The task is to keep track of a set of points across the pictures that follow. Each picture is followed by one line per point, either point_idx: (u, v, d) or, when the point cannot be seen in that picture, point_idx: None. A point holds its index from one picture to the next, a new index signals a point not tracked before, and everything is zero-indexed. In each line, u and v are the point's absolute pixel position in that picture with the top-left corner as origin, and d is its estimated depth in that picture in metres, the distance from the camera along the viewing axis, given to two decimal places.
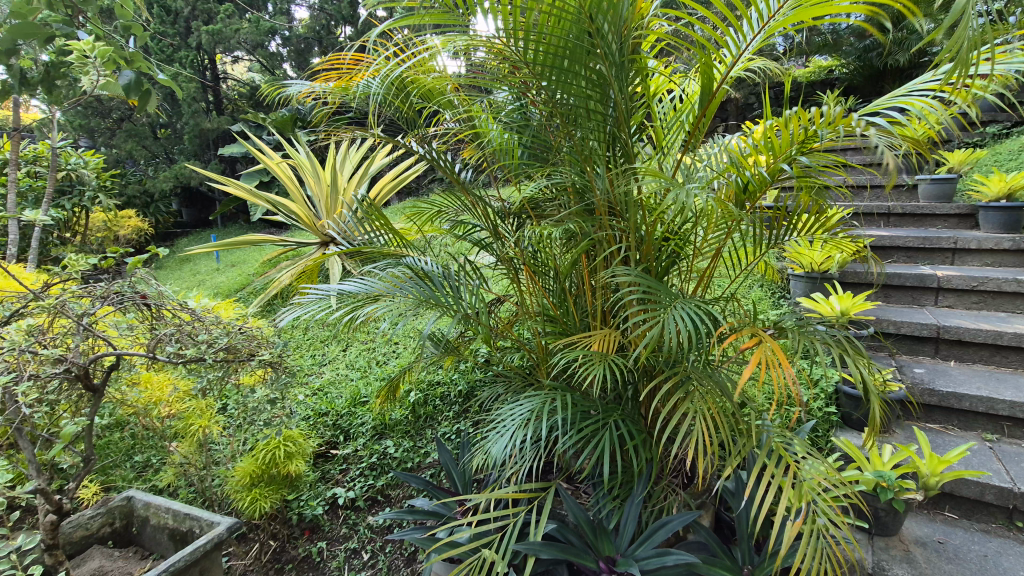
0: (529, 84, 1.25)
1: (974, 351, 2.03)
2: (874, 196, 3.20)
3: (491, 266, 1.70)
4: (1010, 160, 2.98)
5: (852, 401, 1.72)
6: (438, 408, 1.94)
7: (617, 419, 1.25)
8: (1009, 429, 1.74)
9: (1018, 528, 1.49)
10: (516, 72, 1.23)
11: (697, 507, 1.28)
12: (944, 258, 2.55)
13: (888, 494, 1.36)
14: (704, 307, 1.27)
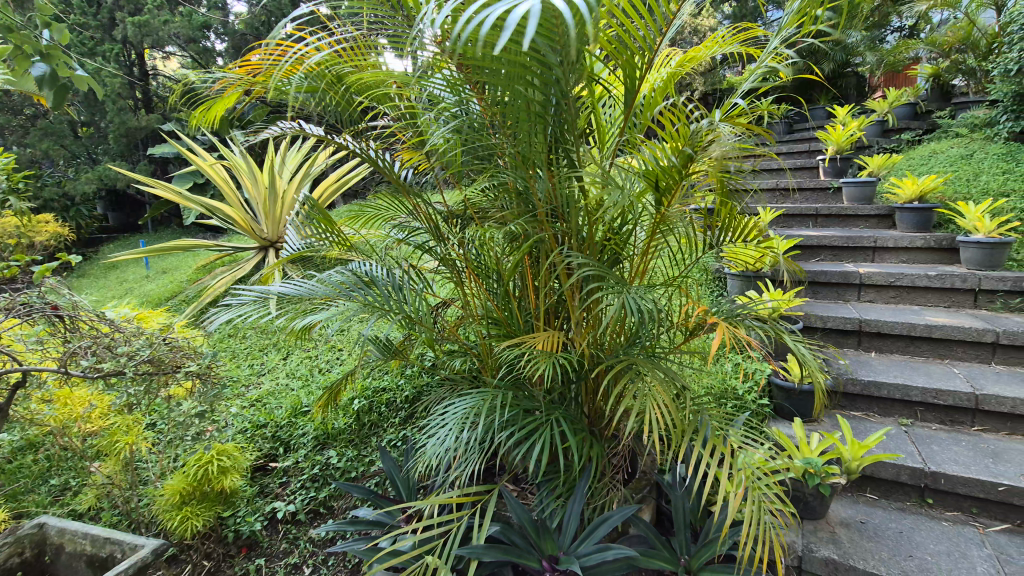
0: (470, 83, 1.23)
1: (892, 342, 2.19)
2: (804, 199, 3.40)
3: (435, 270, 1.68)
4: (921, 167, 3.32)
5: (783, 392, 1.82)
6: (384, 415, 1.91)
7: (560, 418, 1.26)
8: (921, 414, 1.88)
9: (929, 504, 1.61)
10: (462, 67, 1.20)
11: (637, 501, 1.32)
12: (866, 256, 2.73)
13: (815, 480, 1.45)
14: (644, 304, 1.30)
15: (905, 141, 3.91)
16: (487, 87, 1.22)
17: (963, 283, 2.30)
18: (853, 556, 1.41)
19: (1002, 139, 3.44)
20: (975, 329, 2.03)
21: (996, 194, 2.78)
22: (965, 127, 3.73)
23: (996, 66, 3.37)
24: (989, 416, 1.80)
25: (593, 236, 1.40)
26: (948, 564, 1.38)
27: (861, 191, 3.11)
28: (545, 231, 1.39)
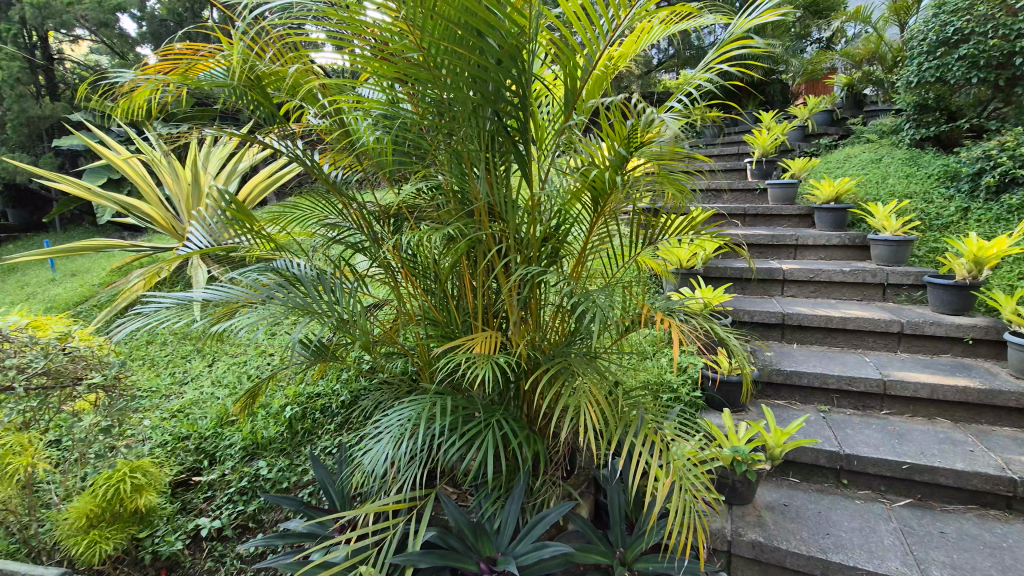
0: (403, 81, 1.20)
1: (812, 333, 2.34)
2: (733, 199, 3.57)
3: (370, 271, 1.64)
4: (837, 170, 3.58)
5: (714, 384, 1.90)
6: (319, 421, 1.84)
7: (500, 419, 1.25)
8: (837, 400, 2.02)
9: (844, 485, 1.73)
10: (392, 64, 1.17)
11: (575, 497, 1.33)
12: (788, 254, 2.91)
13: (742, 467, 1.53)
14: (581, 301, 1.31)
15: (823, 146, 4.23)
16: (418, 86, 1.20)
17: (873, 277, 2.49)
18: (778, 538, 1.49)
19: (905, 145, 3.76)
20: (884, 321, 2.20)
21: (901, 196, 3.03)
22: (875, 134, 4.05)
23: (900, 78, 3.67)
24: (895, 400, 1.95)
25: (531, 236, 1.40)
26: (860, 539, 1.48)
27: (784, 192, 3.30)
28: (483, 230, 1.38)
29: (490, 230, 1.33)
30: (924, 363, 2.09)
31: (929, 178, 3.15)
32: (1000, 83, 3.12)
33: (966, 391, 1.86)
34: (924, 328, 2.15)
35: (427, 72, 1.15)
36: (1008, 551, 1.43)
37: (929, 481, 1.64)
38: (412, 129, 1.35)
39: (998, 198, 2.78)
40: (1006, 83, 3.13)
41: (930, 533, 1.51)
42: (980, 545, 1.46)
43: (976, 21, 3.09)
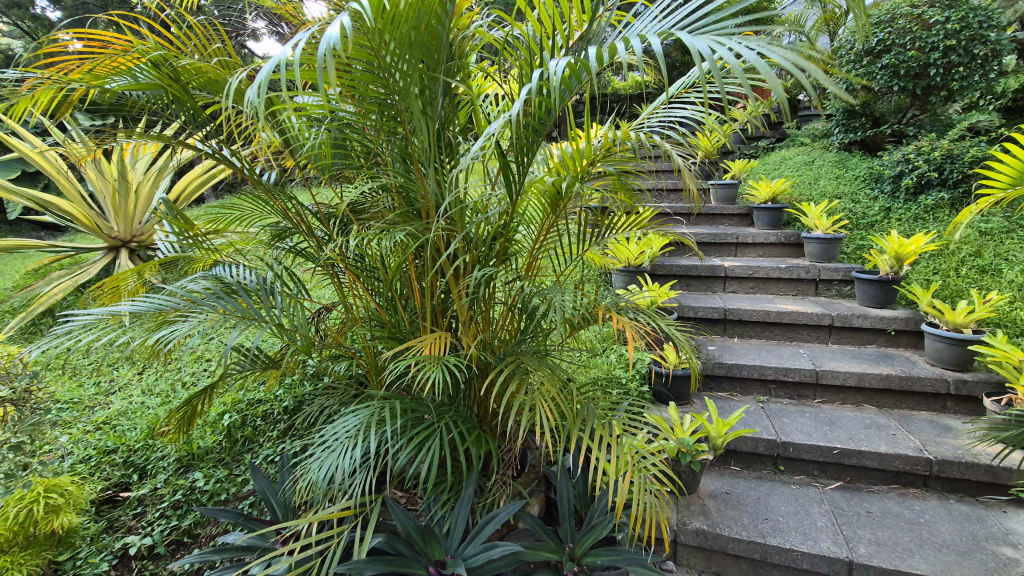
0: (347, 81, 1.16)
1: (751, 328, 2.44)
2: (678, 199, 3.69)
3: (314, 272, 1.58)
4: (773, 171, 3.77)
5: (660, 378, 1.95)
6: (259, 428, 1.77)
7: (450, 420, 1.23)
8: (774, 391, 2.12)
9: (781, 471, 1.82)
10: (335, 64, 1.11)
11: (526, 496, 1.34)
12: (729, 251, 3.03)
13: (687, 458, 1.59)
14: (533, 298, 1.32)
15: (762, 148, 4.45)
16: (365, 85, 1.17)
17: (806, 274, 2.63)
18: (720, 525, 1.55)
19: (835, 148, 4.00)
20: (816, 314, 2.33)
21: (831, 196, 3.22)
22: (808, 137, 4.29)
23: (830, 85, 3.89)
24: (828, 389, 2.07)
25: (480, 237, 1.39)
26: (795, 522, 1.57)
27: (725, 192, 3.44)
28: (431, 231, 1.35)
29: (439, 230, 1.31)
30: (853, 353, 2.22)
31: (856, 179, 3.36)
32: (917, 91, 3.37)
33: (889, 379, 2.00)
34: (852, 321, 2.30)
35: (376, 69, 1.12)
36: (925, 526, 1.55)
37: (857, 464, 1.75)
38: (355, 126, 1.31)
39: (915, 199, 3.00)
40: (922, 92, 3.38)
41: (857, 513, 1.61)
42: (901, 521, 1.57)
43: (896, 34, 3.31)
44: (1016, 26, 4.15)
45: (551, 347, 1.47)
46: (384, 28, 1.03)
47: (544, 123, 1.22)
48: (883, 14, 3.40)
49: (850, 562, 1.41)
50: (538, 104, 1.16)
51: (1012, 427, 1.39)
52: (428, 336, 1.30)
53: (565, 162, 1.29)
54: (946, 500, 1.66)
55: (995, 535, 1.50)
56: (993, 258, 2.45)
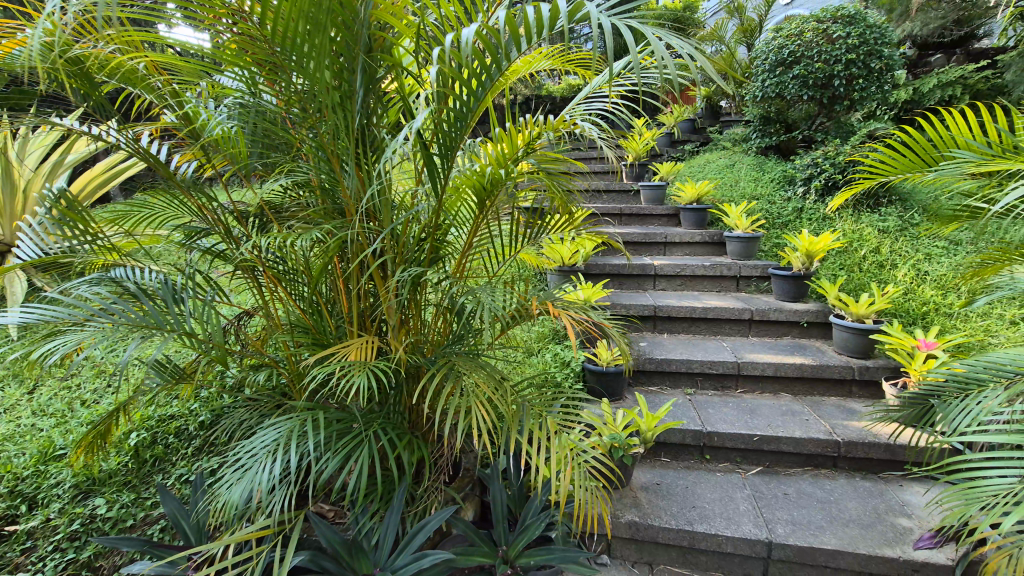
0: (265, 70, 1.12)
1: (679, 323, 2.54)
2: (610, 200, 3.79)
3: (230, 277, 1.49)
4: (699, 173, 3.95)
5: (594, 376, 1.99)
6: (172, 446, 1.65)
7: (379, 428, 1.19)
8: (700, 383, 2.21)
9: (708, 459, 1.91)
10: (253, 52, 1.07)
11: (458, 501, 1.31)
12: (658, 250, 3.14)
13: (620, 452, 1.63)
14: (465, 298, 1.29)
15: (688, 151, 4.66)
16: (283, 75, 1.12)
17: (728, 271, 2.78)
18: (651, 516, 1.60)
19: (753, 152, 4.25)
20: (737, 309, 2.46)
21: (750, 198, 3.41)
22: (729, 141, 4.53)
23: (748, 92, 4.12)
24: (749, 380, 2.19)
25: (408, 236, 1.35)
26: (720, 508, 1.64)
27: (654, 193, 3.57)
28: (356, 232, 1.30)
29: (362, 230, 1.27)
30: (771, 345, 2.37)
31: (772, 181, 3.58)
32: (824, 100, 3.64)
33: (803, 368, 2.14)
34: (770, 314, 2.44)
35: (292, 64, 1.09)
36: (834, 503, 1.66)
37: (775, 449, 1.86)
38: (273, 119, 1.25)
39: (823, 199, 3.24)
40: (828, 101, 3.64)
41: (776, 495, 1.72)
42: (814, 500, 1.69)
43: (804, 46, 3.55)
44: (906, 44, 4.57)
45: (484, 346, 1.44)
46: (300, 22, 1.02)
47: (465, 116, 1.19)
48: (793, 28, 3.64)
49: (769, 542, 1.50)
50: (464, 102, 1.16)
51: (905, 408, 1.52)
52: (354, 341, 1.24)
53: (496, 158, 1.28)
54: (852, 478, 1.80)
55: (893, 508, 1.63)
56: (889, 254, 2.68)
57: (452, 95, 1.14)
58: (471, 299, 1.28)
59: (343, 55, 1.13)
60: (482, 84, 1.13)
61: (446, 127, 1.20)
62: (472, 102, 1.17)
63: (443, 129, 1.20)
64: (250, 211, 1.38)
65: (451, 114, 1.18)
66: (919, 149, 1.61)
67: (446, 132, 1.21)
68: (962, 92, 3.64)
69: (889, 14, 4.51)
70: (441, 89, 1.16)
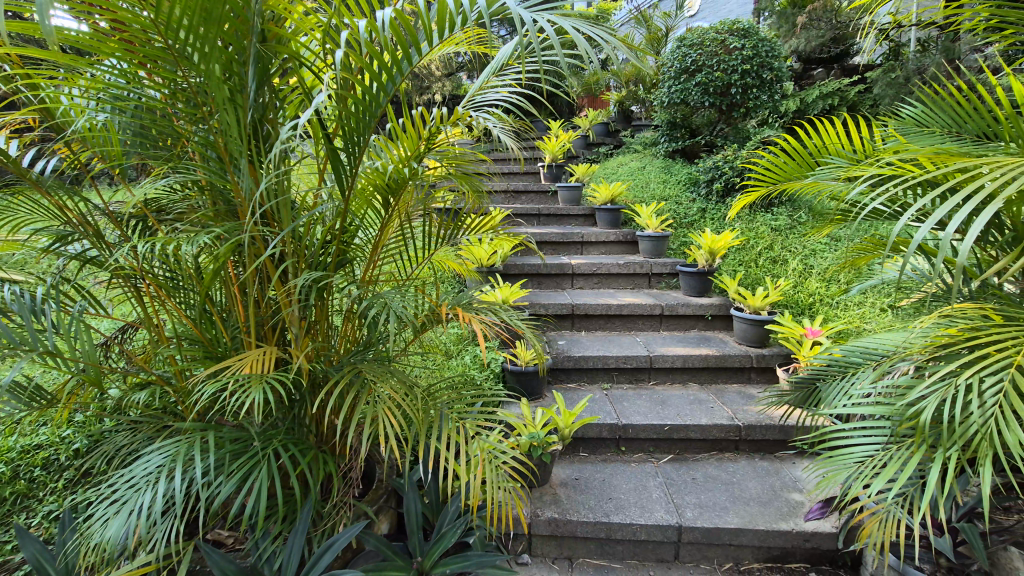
0: (145, 64, 1.01)
1: (596, 320, 2.61)
2: (529, 201, 3.83)
3: (107, 287, 1.33)
4: (612, 175, 4.10)
5: (514, 376, 1.99)
6: (39, 481, 1.46)
7: (279, 445, 1.12)
8: (615, 378, 2.29)
9: (623, 451, 1.97)
10: (130, 41, 0.96)
11: (370, 515, 1.26)
12: (575, 250, 3.22)
13: (538, 451, 1.64)
14: (373, 302, 1.24)
15: (602, 153, 4.83)
16: (166, 65, 1.02)
17: (641, 268, 2.92)
18: (569, 512, 1.63)
19: (661, 155, 4.45)
20: (648, 305, 2.57)
21: (659, 199, 3.58)
22: (640, 145, 4.74)
23: (655, 97, 4.33)
24: (660, 372, 2.30)
25: (311, 239, 1.28)
26: (634, 498, 1.71)
27: (571, 194, 3.66)
28: (251, 235, 1.21)
29: (257, 232, 1.18)
30: (679, 338, 2.51)
31: (679, 183, 3.79)
32: (723, 108, 3.89)
33: (708, 358, 2.28)
34: (678, 309, 2.58)
35: (176, 55, 0.99)
36: (737, 484, 1.78)
37: (684, 437, 1.96)
38: (153, 112, 1.13)
39: (724, 200, 3.47)
40: (727, 108, 3.91)
41: (686, 481, 1.81)
42: (719, 483, 1.80)
43: (705, 56, 3.82)
44: (792, 59, 5.00)
45: (394, 352, 1.40)
46: (189, 14, 0.93)
47: (369, 112, 1.14)
48: (695, 39, 3.92)
49: (679, 526, 1.58)
50: (367, 93, 1.11)
51: (794, 391, 1.64)
52: (250, 353, 1.16)
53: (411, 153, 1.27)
54: (752, 459, 1.93)
55: (787, 484, 1.78)
56: (780, 250, 2.92)
57: (356, 87, 1.09)
58: (378, 303, 1.23)
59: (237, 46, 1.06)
60: (389, 79, 1.09)
61: (343, 124, 1.15)
62: (376, 97, 1.13)
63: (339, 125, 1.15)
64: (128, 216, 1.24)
65: (343, 109, 1.12)
66: (799, 157, 1.77)
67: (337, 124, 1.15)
68: (839, 103, 4.02)
69: (777, 30, 4.91)
70: (343, 81, 1.10)
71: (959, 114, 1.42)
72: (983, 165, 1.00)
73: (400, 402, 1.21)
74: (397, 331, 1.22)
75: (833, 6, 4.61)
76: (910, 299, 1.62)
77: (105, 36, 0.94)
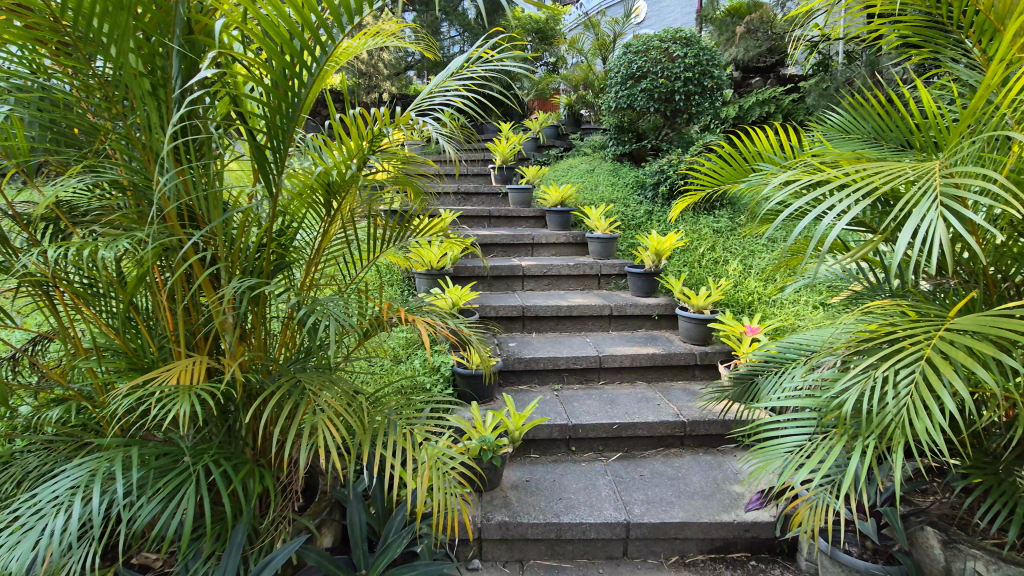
0: (55, 53, 0.95)
1: (546, 322, 2.63)
2: (480, 202, 3.83)
3: (15, 295, 1.23)
4: (563, 178, 4.15)
5: (464, 379, 1.98)
6: None
7: (211, 460, 1.06)
8: (566, 378, 2.31)
9: (573, 451, 1.99)
10: (35, 28, 0.89)
11: (312, 529, 1.22)
12: (526, 251, 3.23)
13: (488, 454, 1.63)
14: (314, 307, 1.20)
15: (553, 156, 4.89)
16: (78, 56, 0.95)
17: (590, 269, 2.97)
18: (519, 514, 1.63)
19: (610, 158, 4.54)
20: (597, 306, 2.62)
21: (608, 201, 3.65)
22: (590, 148, 4.83)
23: (604, 101, 4.42)
24: (609, 371, 2.34)
25: (246, 243, 1.22)
26: (584, 497, 1.73)
27: (522, 196, 3.68)
28: (180, 239, 1.14)
29: (184, 235, 1.11)
30: (628, 338, 2.56)
31: (627, 186, 3.88)
32: (667, 113, 4.01)
33: (655, 357, 2.34)
34: (626, 310, 2.64)
35: (87, 45, 0.92)
36: (682, 479, 1.84)
37: (632, 434, 2.00)
38: (66, 107, 1.05)
39: (669, 203, 3.57)
40: (671, 114, 4.03)
41: (633, 478, 1.85)
42: (665, 478, 1.85)
43: (650, 62, 3.94)
44: (732, 68, 5.22)
45: (336, 360, 1.35)
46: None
47: (298, 107, 1.09)
48: (640, 45, 4.03)
49: (627, 523, 1.61)
50: (289, 84, 1.05)
51: (734, 386, 1.70)
52: (179, 363, 1.09)
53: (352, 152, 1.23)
54: (696, 454, 2.00)
55: (728, 477, 1.85)
56: (722, 251, 3.03)
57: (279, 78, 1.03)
58: (317, 307, 1.18)
59: (159, 38, 1.00)
60: (308, 68, 1.03)
61: (274, 122, 1.10)
62: (297, 87, 1.07)
63: (270, 121, 1.10)
64: (38, 218, 1.14)
65: (274, 106, 1.08)
66: (735, 162, 1.85)
67: (268, 121, 1.10)
68: (776, 111, 4.21)
69: (718, 39, 5.11)
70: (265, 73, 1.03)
71: (878, 124, 1.51)
72: (899, 171, 1.07)
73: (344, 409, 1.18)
74: (338, 337, 1.18)
75: (768, 18, 4.85)
76: (838, 297, 1.71)
77: (6, 19, 0.87)
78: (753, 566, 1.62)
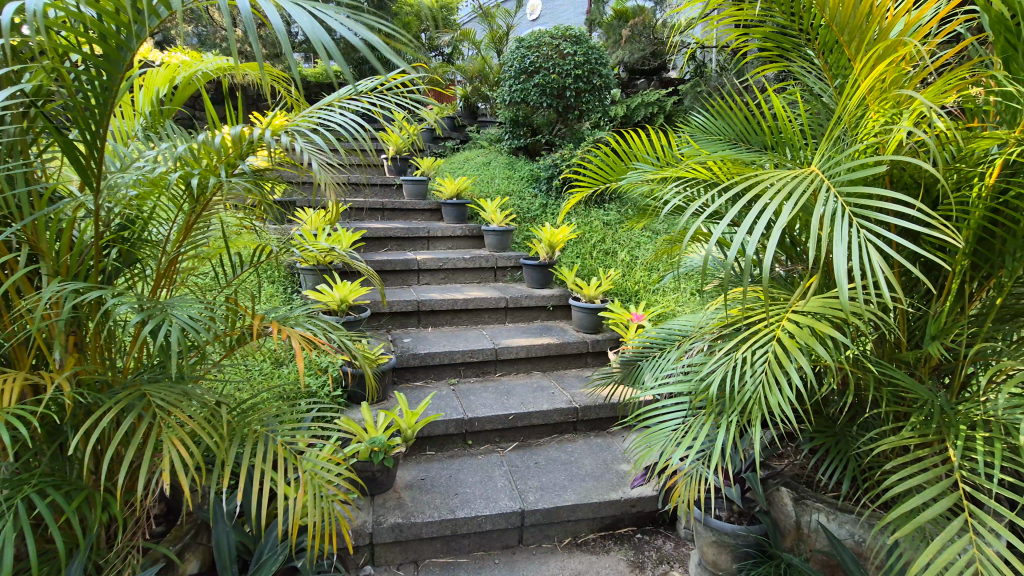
0: None
1: (442, 316, 2.60)
2: (373, 194, 3.69)
3: None
4: (459, 170, 4.13)
5: (355, 379, 1.89)
6: None
7: (32, 492, 0.92)
8: (462, 372, 2.30)
9: (469, 445, 1.99)
10: None
11: (171, 557, 1.10)
12: (422, 245, 3.16)
13: (379, 456, 1.57)
14: (169, 314, 1.07)
15: (449, 148, 4.85)
16: None
17: (487, 262, 2.97)
18: (413, 514, 1.59)
19: (505, 152, 4.58)
20: (493, 298, 2.63)
21: (504, 194, 3.69)
22: (486, 141, 4.85)
23: (499, 95, 4.44)
24: (505, 363, 2.36)
25: (80, 240, 1.07)
26: (480, 490, 1.73)
27: (417, 188, 3.61)
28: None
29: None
30: (523, 329, 2.60)
31: (522, 179, 3.93)
32: (559, 109, 4.13)
33: (549, 347, 2.40)
34: (522, 301, 2.68)
35: None
36: (574, 463, 1.90)
37: (527, 424, 2.04)
38: None
39: (562, 197, 3.68)
40: (563, 110, 4.15)
41: (529, 466, 1.88)
42: (560, 464, 1.90)
43: (542, 58, 4.02)
44: (620, 68, 5.48)
45: (191, 371, 1.20)
46: None
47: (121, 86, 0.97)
48: (532, 41, 4.10)
49: (521, 511, 1.64)
50: (104, 57, 0.92)
51: (619, 370, 1.80)
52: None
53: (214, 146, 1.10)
54: (588, 438, 2.08)
55: (617, 457, 1.95)
56: (611, 243, 3.19)
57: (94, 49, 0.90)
58: (166, 312, 1.06)
59: None
60: (118, 41, 0.91)
61: (100, 96, 0.96)
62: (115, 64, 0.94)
63: (87, 99, 0.96)
64: None
65: (96, 86, 0.95)
66: (615, 156, 1.94)
67: (84, 93, 0.95)
68: (658, 112, 4.48)
69: (606, 41, 5.35)
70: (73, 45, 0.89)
71: (737, 128, 1.66)
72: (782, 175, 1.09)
73: (209, 425, 1.07)
74: (197, 345, 1.07)
75: (651, 23, 5.14)
76: (709, 284, 1.86)
77: None
78: (638, 538, 1.73)
